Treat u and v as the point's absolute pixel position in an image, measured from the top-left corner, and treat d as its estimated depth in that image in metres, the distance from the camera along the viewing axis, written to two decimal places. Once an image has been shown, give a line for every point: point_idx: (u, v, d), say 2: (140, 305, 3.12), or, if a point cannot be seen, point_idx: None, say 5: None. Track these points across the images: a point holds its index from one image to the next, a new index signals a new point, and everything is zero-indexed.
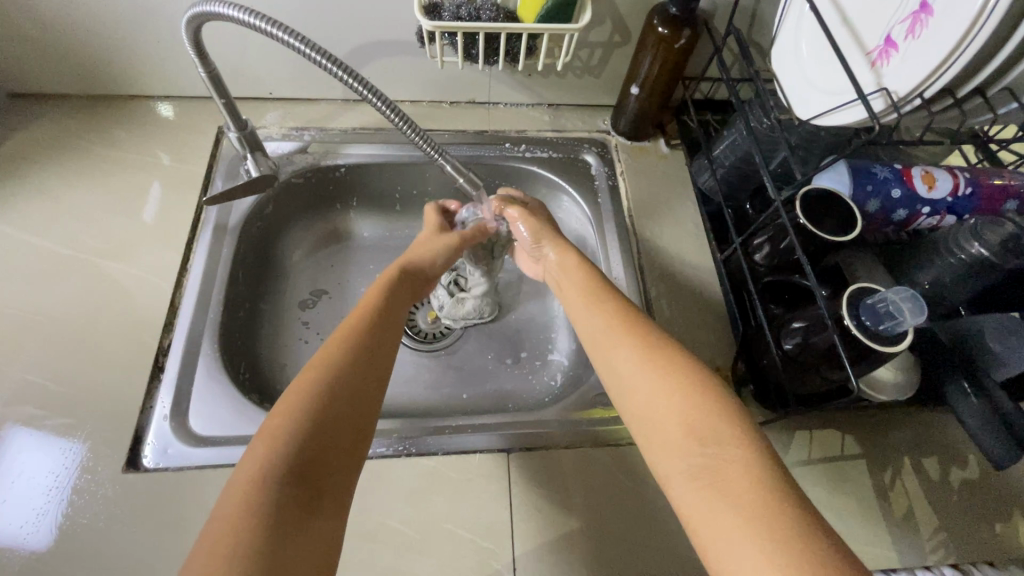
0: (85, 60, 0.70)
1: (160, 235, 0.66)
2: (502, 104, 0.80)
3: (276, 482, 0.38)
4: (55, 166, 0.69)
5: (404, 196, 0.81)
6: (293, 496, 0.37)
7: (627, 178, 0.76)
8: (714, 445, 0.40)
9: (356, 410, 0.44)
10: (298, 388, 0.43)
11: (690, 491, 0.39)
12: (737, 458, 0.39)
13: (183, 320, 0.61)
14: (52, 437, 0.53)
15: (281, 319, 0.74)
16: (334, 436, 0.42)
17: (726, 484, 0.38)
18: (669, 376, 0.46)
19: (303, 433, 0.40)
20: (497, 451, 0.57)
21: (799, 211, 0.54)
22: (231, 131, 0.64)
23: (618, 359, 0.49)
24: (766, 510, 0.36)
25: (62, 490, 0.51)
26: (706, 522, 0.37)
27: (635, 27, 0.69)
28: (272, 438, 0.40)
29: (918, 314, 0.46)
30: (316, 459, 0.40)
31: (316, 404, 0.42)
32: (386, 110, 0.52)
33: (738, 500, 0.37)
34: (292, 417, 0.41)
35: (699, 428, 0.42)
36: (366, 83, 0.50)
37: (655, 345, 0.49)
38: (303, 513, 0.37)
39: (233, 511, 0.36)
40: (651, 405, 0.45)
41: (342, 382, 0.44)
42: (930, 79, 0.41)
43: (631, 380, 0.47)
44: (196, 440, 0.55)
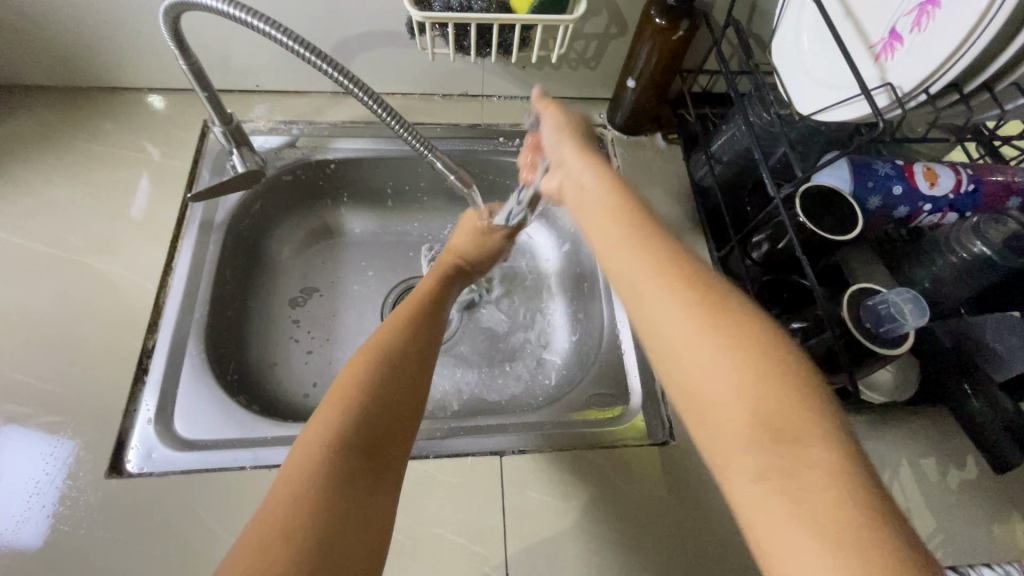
0: (63, 50, 0.68)
1: (144, 233, 0.64)
2: (496, 97, 0.78)
3: (343, 444, 0.38)
4: (34, 161, 0.67)
5: (395, 191, 0.79)
6: (360, 461, 0.38)
7: (623, 173, 0.74)
8: (797, 447, 0.29)
9: (414, 386, 0.45)
10: (361, 361, 0.45)
11: (751, 484, 0.29)
12: (828, 461, 0.28)
13: (167, 320, 0.60)
14: (33, 442, 0.52)
15: (270, 317, 0.72)
16: (395, 406, 0.43)
17: (798, 478, 0.28)
18: (721, 342, 0.33)
19: (366, 403, 0.41)
20: (490, 453, 0.56)
21: (799, 209, 0.52)
22: (215, 125, 0.62)
23: (676, 324, 0.34)
24: (852, 516, 0.26)
25: (43, 496, 0.49)
26: (768, 518, 0.28)
27: (632, 18, 0.67)
28: (338, 405, 0.41)
29: (919, 316, 0.46)
30: (380, 427, 0.41)
31: (378, 376, 0.44)
32: (373, 104, 0.50)
33: (812, 501, 0.27)
34: (357, 387, 0.42)
35: (774, 417, 0.30)
36: (352, 77, 0.49)
37: (720, 310, 0.34)
38: (370, 485, 0.37)
39: (305, 466, 0.37)
40: (703, 375, 0.33)
41: (402, 357, 0.46)
42: (937, 73, 0.39)
43: (695, 359, 0.33)
44: (181, 444, 0.54)
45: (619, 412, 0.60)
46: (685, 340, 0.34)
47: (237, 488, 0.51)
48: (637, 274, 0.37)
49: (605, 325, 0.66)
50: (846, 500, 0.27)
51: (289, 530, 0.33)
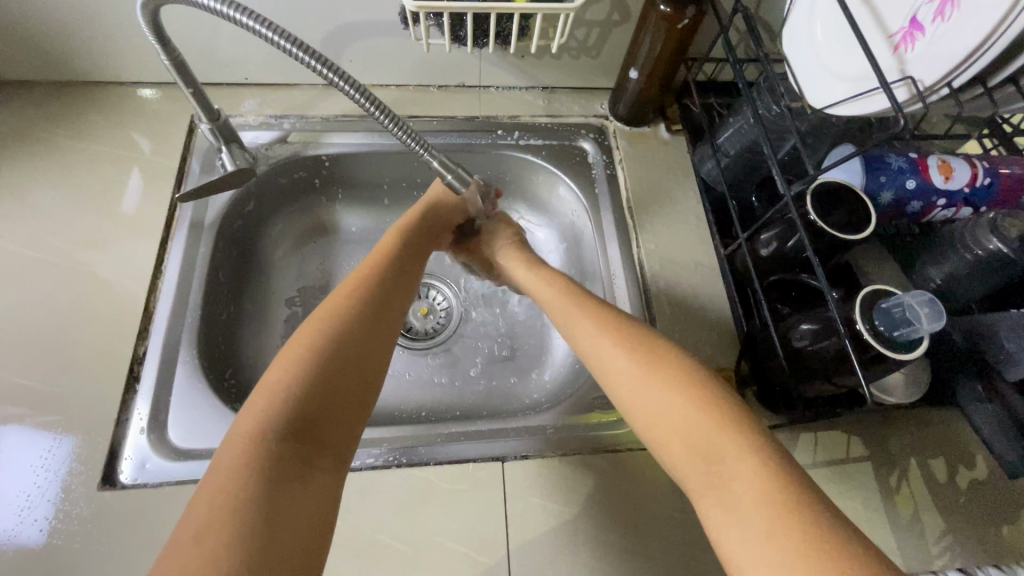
0: (41, 42, 0.65)
1: (132, 234, 0.62)
2: (494, 88, 0.75)
3: (274, 439, 0.39)
4: (15, 160, 0.65)
5: (391, 186, 0.77)
6: (291, 452, 0.39)
7: (626, 166, 0.72)
8: (720, 463, 0.40)
9: (355, 371, 0.45)
10: (298, 346, 0.44)
11: (706, 502, 0.40)
12: (744, 473, 0.39)
13: (158, 325, 0.58)
14: (22, 454, 0.50)
15: (265, 318, 0.71)
16: (334, 391, 0.43)
17: (735, 494, 0.38)
18: (675, 391, 0.45)
19: (301, 392, 0.41)
20: (491, 459, 0.54)
21: (810, 207, 0.50)
22: (203, 122, 0.60)
23: (615, 376, 0.49)
24: (779, 519, 0.36)
25: (35, 509, 0.48)
26: (724, 533, 0.38)
27: (635, 4, 0.64)
28: (265, 398, 0.41)
29: (936, 320, 0.43)
30: (317, 416, 0.41)
31: (316, 363, 0.43)
32: (357, 96, 0.47)
33: (748, 507, 0.37)
34: (297, 370, 0.42)
35: (701, 443, 0.42)
36: (333, 67, 0.45)
37: (654, 357, 0.48)
38: (301, 471, 0.38)
39: (232, 463, 0.37)
40: (660, 423, 0.45)
41: (342, 341, 0.46)
42: (961, 67, 0.37)
43: (632, 395, 0.47)
44: (176, 453, 0.52)
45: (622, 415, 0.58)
46: (636, 388, 0.48)
47: None
48: (588, 336, 0.53)
49: None
50: (768, 504, 0.37)
51: (215, 539, 0.33)
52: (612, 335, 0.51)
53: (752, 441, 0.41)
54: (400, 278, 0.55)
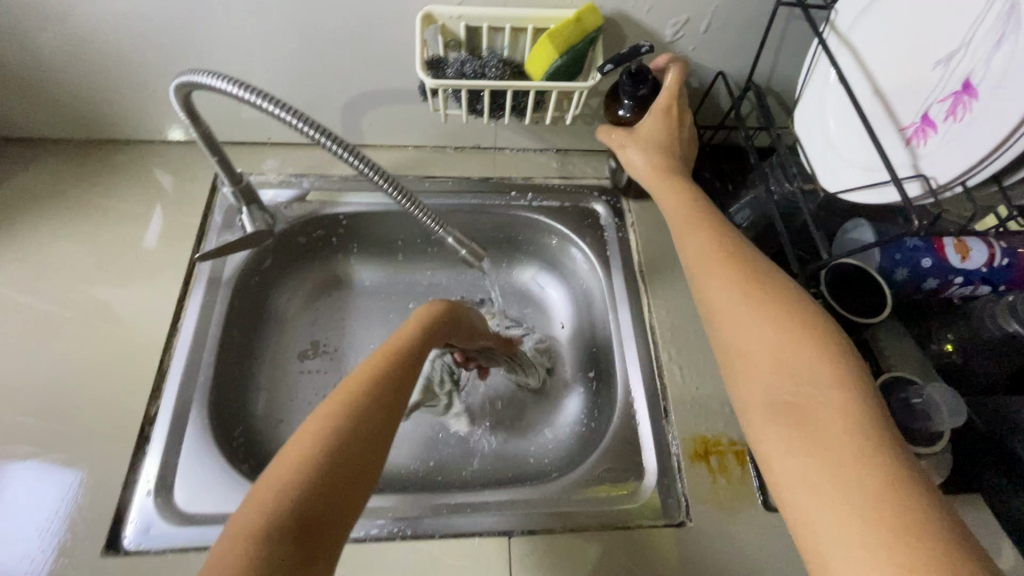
0: (78, 104, 0.68)
1: (151, 291, 0.64)
2: (508, 150, 0.77)
3: (273, 538, 0.35)
4: (44, 216, 0.67)
5: (406, 243, 0.78)
6: (297, 547, 0.36)
7: (638, 229, 0.73)
8: (812, 396, 0.39)
9: (364, 458, 0.41)
10: (312, 426, 0.42)
11: (781, 437, 0.39)
12: (858, 455, 0.35)
13: (171, 384, 0.59)
14: (25, 520, 0.50)
15: (277, 372, 0.71)
16: (341, 482, 0.39)
17: (828, 438, 0.36)
18: (800, 362, 0.41)
19: (307, 485, 0.38)
20: (497, 533, 0.53)
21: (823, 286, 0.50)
22: (225, 185, 0.62)
23: (716, 300, 0.47)
24: (889, 515, 0.32)
25: (38, 548, 0.49)
26: (796, 479, 0.36)
27: None
28: (273, 488, 0.38)
29: (956, 416, 0.42)
30: (327, 506, 0.38)
31: (331, 447, 0.40)
32: (365, 168, 0.49)
33: (855, 492, 0.34)
34: (303, 461, 0.39)
35: (818, 419, 0.38)
36: (341, 141, 0.47)
37: (765, 289, 0.46)
38: (300, 573, 0.35)
39: (232, 561, 0.34)
40: (756, 353, 0.43)
41: (360, 417, 0.43)
42: (974, 169, 0.37)
43: (732, 322, 0.46)
44: (180, 518, 0.52)
45: (633, 488, 0.57)
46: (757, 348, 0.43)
47: None
48: (716, 299, 0.48)
49: (615, 389, 0.64)
50: (870, 480, 0.34)
51: None
52: (728, 263, 0.49)
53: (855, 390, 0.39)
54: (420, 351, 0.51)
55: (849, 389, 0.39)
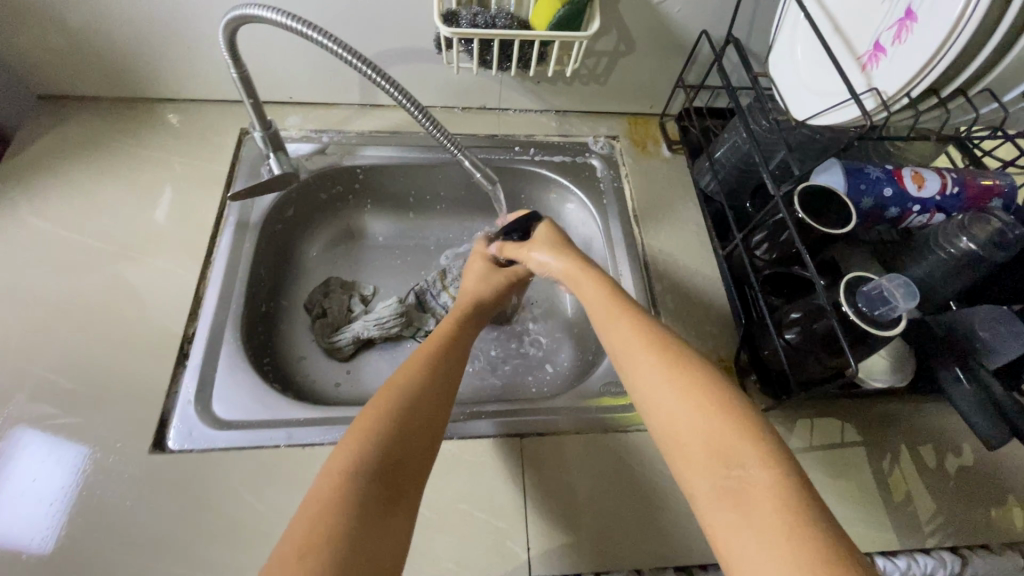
0: (113, 62, 0.73)
1: (184, 230, 0.69)
2: (512, 110, 0.83)
3: (363, 477, 0.41)
4: (82, 163, 0.72)
5: (417, 198, 0.84)
6: (378, 490, 0.41)
7: (632, 180, 0.79)
8: (740, 468, 0.40)
9: (431, 419, 0.48)
10: (391, 389, 0.48)
11: (718, 509, 0.39)
12: (763, 480, 0.38)
13: (206, 309, 0.64)
14: (56, 448, 0.53)
15: (299, 314, 0.76)
16: (411, 440, 0.45)
17: (753, 502, 0.38)
18: (696, 398, 0.44)
19: (390, 435, 0.44)
20: (510, 435, 0.58)
21: (798, 206, 0.56)
22: (256, 130, 0.67)
23: (639, 374, 0.48)
24: (792, 525, 0.36)
25: (43, 524, 0.50)
26: (734, 537, 0.37)
27: (640, 37, 0.73)
28: (370, 423, 0.45)
29: (910, 299, 0.50)
30: (398, 461, 0.44)
31: (400, 416, 0.46)
32: (391, 89, 0.55)
33: (760, 513, 0.37)
34: (388, 414, 0.46)
35: (724, 448, 0.41)
36: (366, 60, 0.52)
37: (682, 361, 0.47)
38: (384, 511, 0.40)
39: (326, 497, 0.40)
40: (681, 425, 0.43)
41: (424, 392, 0.49)
42: (916, 79, 0.44)
43: (652, 394, 0.46)
44: (219, 423, 0.57)
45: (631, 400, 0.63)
46: (660, 391, 0.46)
47: (273, 464, 0.55)
48: (624, 342, 0.50)
49: None
50: (794, 530, 0.35)
51: (314, 558, 0.36)
52: (648, 344, 0.49)
53: (764, 446, 0.40)
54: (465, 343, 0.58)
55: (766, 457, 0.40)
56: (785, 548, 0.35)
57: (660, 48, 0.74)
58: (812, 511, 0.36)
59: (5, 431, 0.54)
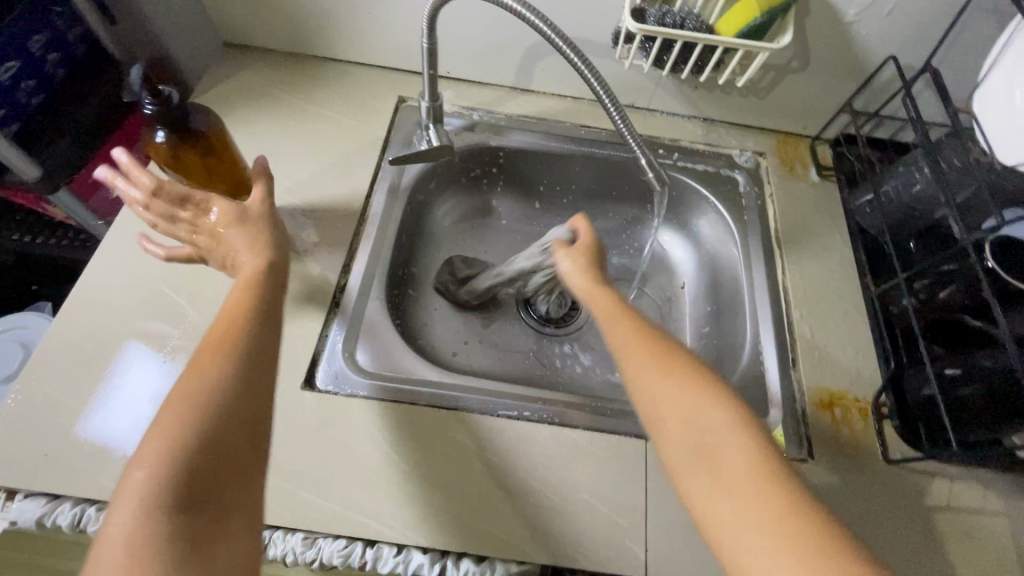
0: (295, 19, 0.77)
1: (340, 186, 0.72)
2: (659, 112, 0.82)
3: (164, 510, 0.37)
4: (256, 110, 0.77)
5: (548, 187, 0.85)
6: (180, 508, 0.37)
7: (776, 200, 0.77)
8: (714, 446, 0.42)
9: (236, 420, 0.42)
10: (183, 395, 0.42)
11: (699, 484, 0.41)
12: (740, 450, 0.41)
13: (356, 263, 0.67)
14: (143, 369, 0.58)
15: (425, 281, 0.79)
16: (220, 450, 0.40)
17: (731, 478, 0.40)
18: (694, 388, 0.45)
19: (189, 454, 0.39)
20: (635, 436, 0.59)
21: (989, 255, 0.53)
22: (424, 100, 0.70)
23: (633, 364, 0.48)
24: (776, 500, 0.38)
25: (140, 433, 0.55)
26: (722, 514, 0.39)
27: (818, 55, 0.70)
28: (161, 448, 0.39)
29: None
30: (213, 468, 0.40)
31: (185, 437, 0.40)
32: (583, 67, 0.56)
33: (741, 490, 0.39)
34: (183, 434, 0.40)
35: (705, 428, 0.43)
36: (563, 36, 0.55)
37: (669, 354, 0.48)
38: (207, 533, 0.38)
39: (126, 538, 0.36)
40: (671, 407, 0.45)
41: (212, 393, 0.42)
42: None
43: (648, 381, 0.47)
44: (363, 372, 0.60)
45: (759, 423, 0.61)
46: (653, 379, 0.47)
47: (407, 422, 0.57)
48: (616, 335, 0.51)
49: (743, 337, 0.69)
50: (783, 505, 0.38)
51: None
52: (646, 339, 0.50)
53: (749, 430, 0.43)
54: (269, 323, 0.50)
55: (745, 440, 0.42)
56: (759, 524, 0.38)
57: (837, 69, 0.71)
58: (794, 493, 0.39)
59: (187, 333, 0.60)
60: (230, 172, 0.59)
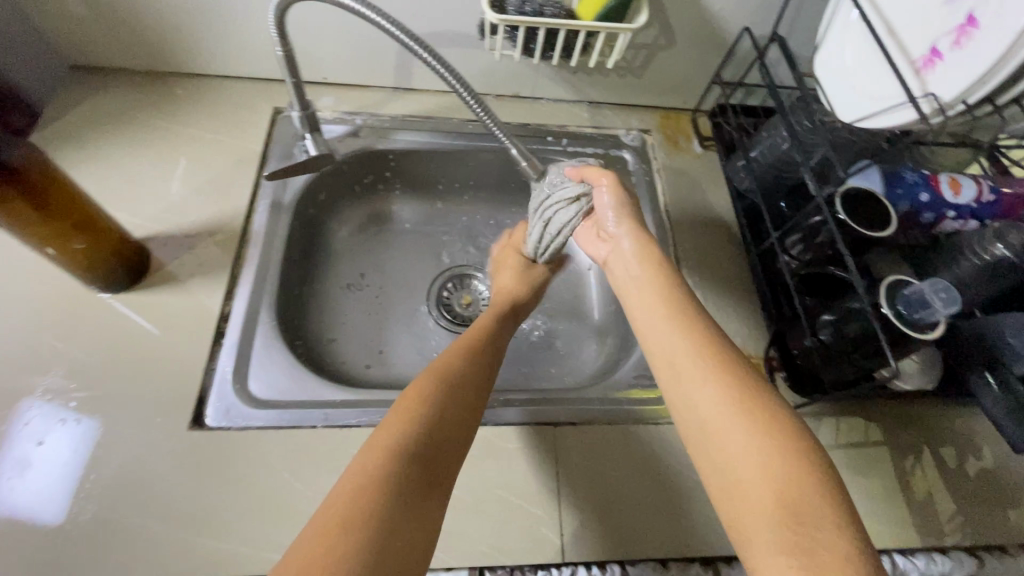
0: (147, 34, 0.72)
1: (218, 209, 0.68)
2: (545, 99, 0.83)
3: (398, 462, 0.41)
4: (114, 137, 0.71)
5: (446, 186, 0.84)
6: (416, 479, 0.41)
7: (663, 175, 0.79)
8: (787, 487, 0.39)
9: (460, 424, 0.47)
10: (398, 414, 0.45)
11: (759, 528, 0.38)
12: (813, 498, 0.38)
13: (241, 289, 0.63)
14: (56, 425, 0.53)
15: (328, 296, 0.76)
16: (443, 442, 0.44)
17: (800, 520, 0.37)
18: (753, 414, 0.42)
19: (404, 445, 0.42)
20: (542, 423, 0.59)
21: (840, 208, 0.57)
22: (294, 110, 0.67)
23: (688, 382, 0.46)
24: (844, 548, 0.35)
25: (55, 494, 0.50)
26: (774, 566, 0.36)
27: (681, 31, 0.72)
28: (376, 450, 0.41)
29: (950, 305, 0.51)
30: (432, 450, 0.43)
31: (406, 432, 0.43)
32: (436, 65, 0.55)
33: (812, 538, 0.36)
34: (399, 428, 0.43)
35: (768, 462, 0.40)
36: (416, 38, 0.54)
37: (731, 372, 0.45)
38: (421, 498, 0.40)
39: (342, 506, 0.37)
40: (722, 434, 0.43)
41: (456, 386, 0.49)
42: (974, 87, 0.45)
43: (702, 406, 0.44)
44: (257, 403, 0.57)
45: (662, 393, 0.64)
46: (711, 403, 0.44)
47: (309, 447, 0.55)
48: (670, 348, 0.48)
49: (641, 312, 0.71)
50: (848, 555, 0.35)
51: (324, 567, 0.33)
52: (704, 353, 0.47)
53: (819, 469, 0.39)
54: (490, 352, 0.56)
55: (819, 484, 0.39)
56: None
57: (700, 43, 0.74)
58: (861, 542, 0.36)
59: (50, 389, 0.55)
60: (87, 220, 0.54)
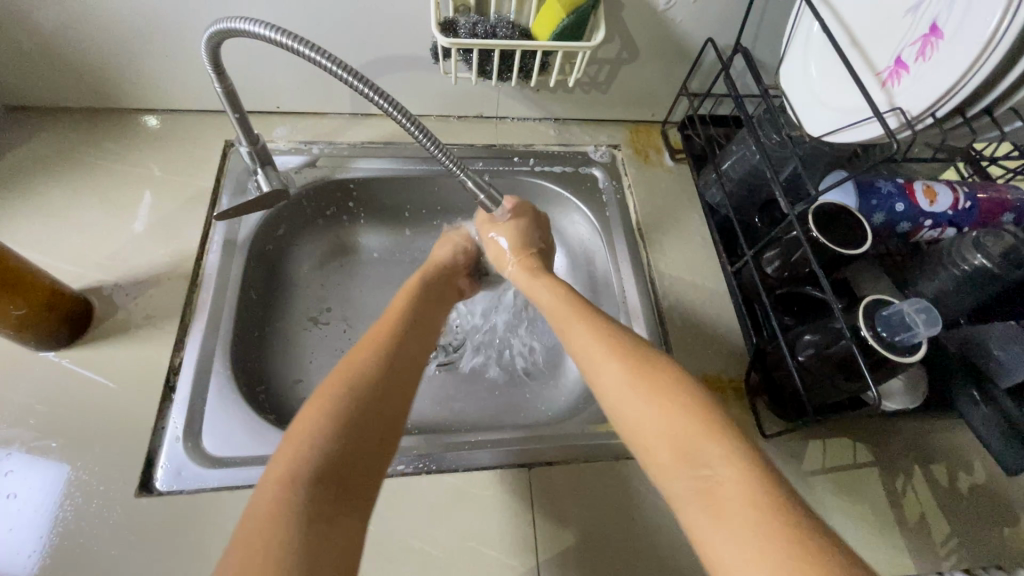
0: (86, 71, 0.68)
1: (169, 253, 0.65)
2: (509, 119, 0.80)
3: (306, 482, 0.38)
4: (55, 180, 0.68)
5: (412, 212, 0.81)
6: (327, 494, 0.38)
7: (634, 191, 0.77)
8: (702, 463, 0.39)
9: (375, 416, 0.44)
10: (313, 410, 0.43)
11: (691, 506, 0.38)
12: (729, 472, 0.38)
13: (194, 337, 0.60)
14: (28, 472, 0.51)
15: (291, 335, 0.73)
16: (359, 439, 0.42)
17: (723, 495, 0.37)
18: (664, 397, 0.44)
19: (320, 455, 0.39)
20: (516, 466, 0.56)
21: (812, 225, 0.55)
22: (242, 146, 0.63)
23: (603, 378, 0.48)
24: (763, 514, 0.35)
25: (26, 547, 0.48)
26: (711, 540, 0.36)
27: (644, 44, 0.70)
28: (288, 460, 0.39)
29: (932, 325, 0.48)
30: (344, 453, 0.41)
31: (323, 438, 0.41)
32: (374, 96, 0.50)
33: (733, 507, 0.36)
34: (310, 436, 0.41)
35: (685, 440, 0.40)
36: (346, 66, 0.48)
37: (643, 360, 0.47)
38: (333, 510, 0.37)
39: (256, 530, 0.35)
40: (641, 421, 0.43)
41: (368, 379, 0.46)
42: (941, 101, 0.43)
43: (618, 398, 0.46)
44: (210, 461, 0.54)
45: None
46: (622, 391, 0.46)
47: None
48: (585, 348, 0.51)
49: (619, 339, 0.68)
50: (775, 524, 0.34)
51: None
52: (615, 347, 0.49)
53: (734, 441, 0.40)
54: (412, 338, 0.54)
55: (736, 455, 0.39)
56: (756, 551, 0.34)
57: (664, 56, 0.72)
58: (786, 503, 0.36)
59: None
60: (13, 279, 0.50)
